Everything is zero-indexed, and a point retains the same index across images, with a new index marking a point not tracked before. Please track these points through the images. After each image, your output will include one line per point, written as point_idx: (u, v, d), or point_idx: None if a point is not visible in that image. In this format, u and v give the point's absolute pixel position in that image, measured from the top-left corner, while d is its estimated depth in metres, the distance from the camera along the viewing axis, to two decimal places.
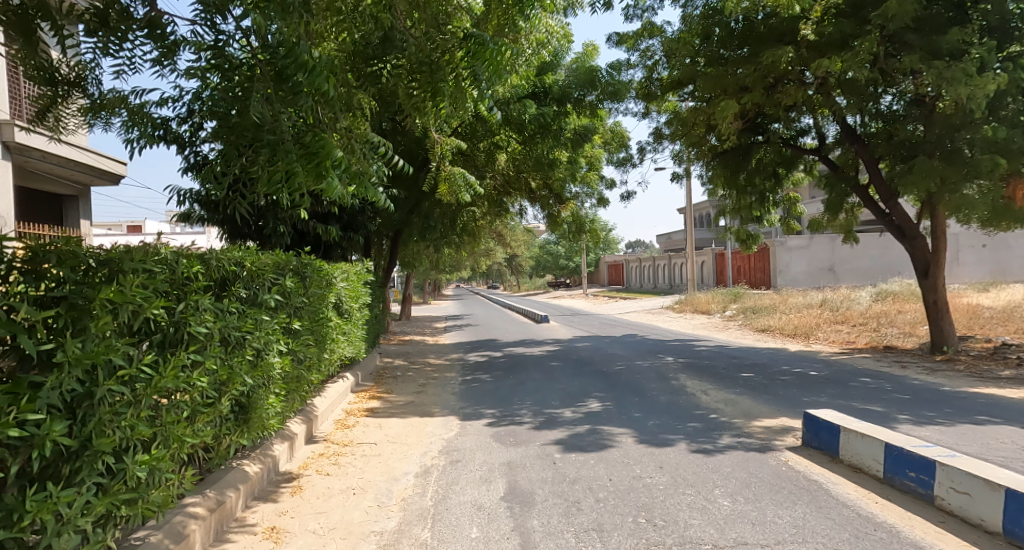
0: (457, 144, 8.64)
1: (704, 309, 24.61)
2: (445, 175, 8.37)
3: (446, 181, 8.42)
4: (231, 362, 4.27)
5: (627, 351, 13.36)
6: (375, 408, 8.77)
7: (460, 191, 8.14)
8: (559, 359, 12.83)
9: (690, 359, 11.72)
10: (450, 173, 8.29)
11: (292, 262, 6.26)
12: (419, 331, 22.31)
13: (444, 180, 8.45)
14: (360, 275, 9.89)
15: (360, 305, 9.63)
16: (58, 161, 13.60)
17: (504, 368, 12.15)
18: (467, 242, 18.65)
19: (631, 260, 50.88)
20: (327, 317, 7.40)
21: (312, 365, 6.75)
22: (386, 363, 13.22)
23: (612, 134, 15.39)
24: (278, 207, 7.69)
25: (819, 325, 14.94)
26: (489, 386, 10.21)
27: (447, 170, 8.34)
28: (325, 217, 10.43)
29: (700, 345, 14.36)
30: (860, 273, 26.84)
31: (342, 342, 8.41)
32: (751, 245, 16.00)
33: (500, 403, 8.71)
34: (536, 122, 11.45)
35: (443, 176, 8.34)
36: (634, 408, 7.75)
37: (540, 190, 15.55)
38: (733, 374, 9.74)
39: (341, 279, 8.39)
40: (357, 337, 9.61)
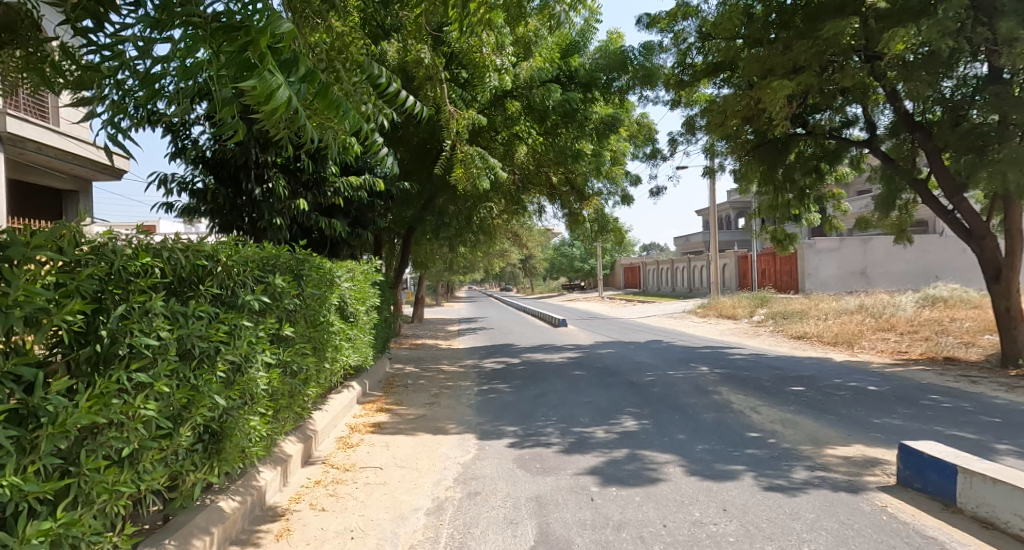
0: (476, 120, 7.74)
1: (730, 314, 23.54)
2: (461, 157, 7.40)
3: (460, 164, 7.48)
4: (195, 381, 3.35)
5: (655, 360, 12.36)
6: (383, 423, 7.84)
7: (479, 178, 7.28)
8: (584, 367, 11.86)
9: (728, 370, 10.70)
10: (465, 155, 7.27)
11: (285, 257, 5.33)
12: (432, 334, 21.39)
13: (458, 163, 7.49)
14: (366, 274, 8.92)
15: (367, 308, 8.77)
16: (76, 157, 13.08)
17: (523, 378, 11.20)
18: (482, 242, 17.74)
19: (648, 263, 49.78)
20: (328, 321, 6.51)
21: (307, 376, 5.81)
22: (397, 370, 12.31)
23: (638, 127, 14.43)
24: (274, 194, 6.79)
25: (862, 334, 13.86)
26: (508, 398, 9.26)
27: (463, 152, 7.34)
28: (330, 210, 9.58)
29: (735, 354, 13.31)
30: (893, 278, 25.72)
31: (345, 347, 7.50)
32: (787, 246, 14.92)
33: (522, 419, 7.76)
34: (560, 109, 10.52)
35: (457, 160, 7.37)
36: (677, 429, 6.77)
37: (561, 186, 14.55)
38: (782, 388, 8.72)
39: (341, 274, 7.41)
40: (364, 342, 8.70)
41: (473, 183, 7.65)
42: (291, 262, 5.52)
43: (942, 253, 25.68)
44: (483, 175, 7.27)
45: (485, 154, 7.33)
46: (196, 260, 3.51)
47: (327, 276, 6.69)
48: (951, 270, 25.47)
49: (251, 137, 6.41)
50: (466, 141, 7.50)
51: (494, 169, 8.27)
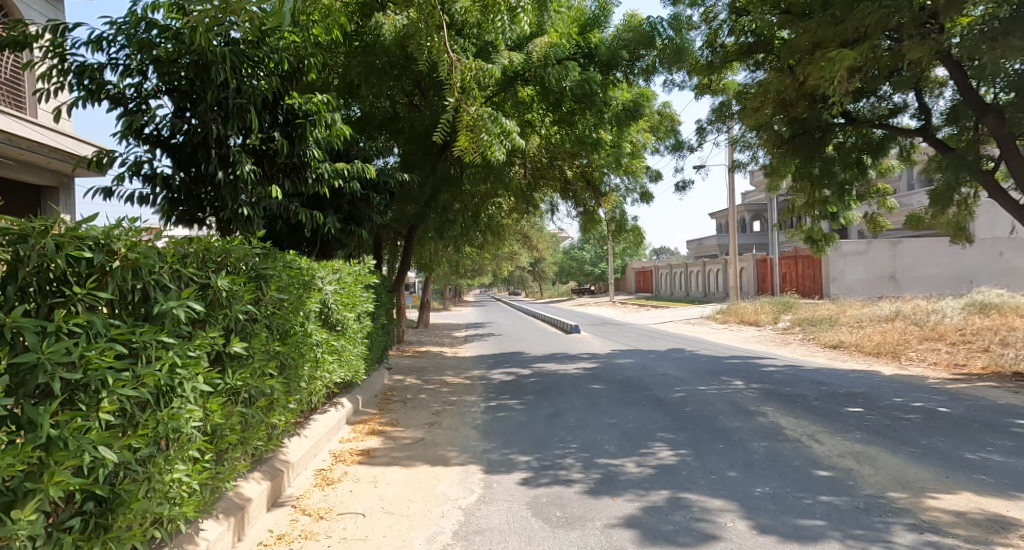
0: (483, 72, 6.74)
1: (753, 320, 22.34)
2: (468, 123, 6.41)
3: (467, 130, 6.52)
4: (49, 434, 2.28)
5: (682, 373, 11.18)
6: (374, 449, 6.69)
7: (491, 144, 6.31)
8: (602, 381, 10.70)
9: (766, 384, 9.50)
10: (475, 119, 6.29)
11: (244, 254, 4.22)
12: (438, 341, 20.19)
13: (464, 130, 6.53)
14: (356, 274, 7.80)
15: (356, 315, 7.64)
16: (58, 155, 11.91)
17: (535, 392, 10.04)
18: (490, 242, 16.68)
19: (660, 266, 48.61)
20: (303, 332, 5.40)
21: (275, 402, 4.65)
22: (398, 383, 11.19)
23: (659, 118, 13.27)
24: (242, 178, 5.56)
25: (908, 343, 12.63)
26: (519, 418, 8.10)
27: (471, 115, 6.36)
28: (319, 203, 8.55)
29: (769, 365, 12.08)
30: (924, 282, 24.52)
31: (330, 357, 6.41)
32: (824, 248, 13.65)
33: (536, 446, 6.59)
34: (578, 91, 9.36)
35: (464, 127, 6.40)
36: (725, 463, 5.59)
37: (576, 181, 13.38)
38: (836, 409, 7.54)
39: (324, 274, 6.32)
40: (355, 355, 7.58)
41: (484, 152, 6.70)
42: (250, 262, 4.40)
43: (977, 257, 24.44)
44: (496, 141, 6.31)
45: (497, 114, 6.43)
46: (71, 252, 2.44)
47: (303, 274, 5.62)
48: (987, 275, 24.29)
49: (208, 105, 5.26)
50: (474, 105, 6.53)
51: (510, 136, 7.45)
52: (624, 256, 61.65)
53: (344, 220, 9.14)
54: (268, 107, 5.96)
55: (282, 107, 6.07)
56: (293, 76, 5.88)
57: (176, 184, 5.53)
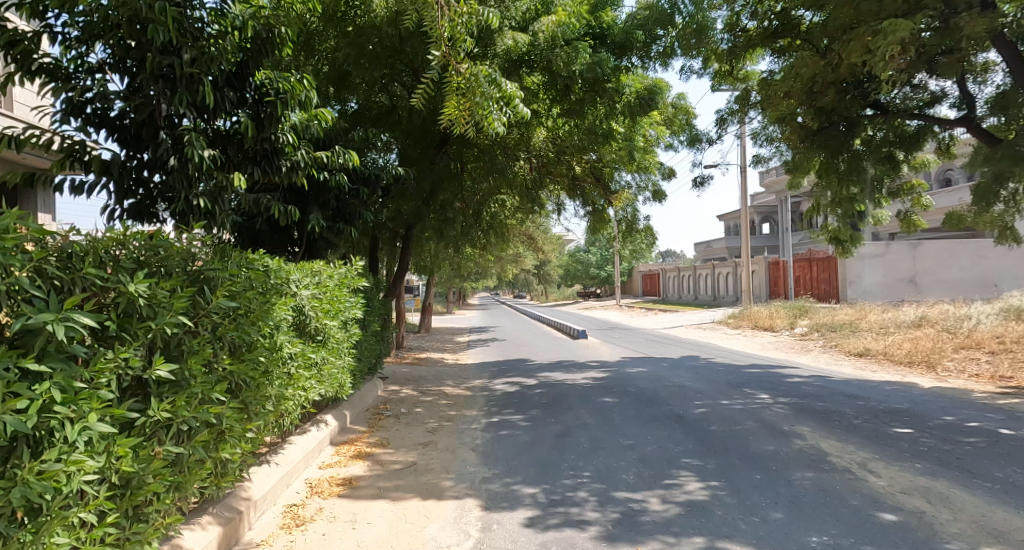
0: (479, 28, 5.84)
1: (769, 325, 21.45)
2: (458, 85, 5.58)
3: (458, 96, 5.68)
4: None
5: (701, 384, 10.32)
6: (358, 477, 5.85)
7: (487, 110, 5.49)
8: (614, 393, 9.84)
9: (796, 399, 8.63)
10: (467, 79, 5.46)
11: (179, 253, 3.41)
12: (439, 347, 19.33)
13: (454, 94, 5.72)
14: (341, 276, 6.97)
15: (341, 322, 6.80)
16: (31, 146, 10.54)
17: (541, 406, 9.18)
18: (493, 244, 15.90)
19: (668, 269, 47.75)
20: (265, 342, 4.58)
21: (226, 432, 3.82)
22: (392, 394, 10.35)
23: (672, 111, 12.42)
24: (195, 162, 4.73)
25: (942, 352, 11.75)
26: (523, 438, 7.25)
27: (461, 75, 5.54)
28: (301, 198, 7.86)
29: (793, 376, 11.19)
30: (944, 286, 23.68)
31: (306, 371, 5.59)
32: (850, 249, 12.77)
33: (543, 475, 5.73)
34: (588, 75, 8.58)
35: (453, 90, 5.57)
36: (767, 500, 4.72)
37: (585, 177, 12.54)
38: (882, 429, 6.67)
39: (298, 276, 5.50)
40: (339, 367, 6.74)
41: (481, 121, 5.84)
42: (190, 264, 3.58)
43: (1000, 260, 23.59)
44: (492, 105, 5.49)
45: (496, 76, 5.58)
46: None
47: (269, 277, 4.81)
48: (1010, 278, 23.42)
49: (152, 76, 4.43)
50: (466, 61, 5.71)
51: (512, 107, 6.63)
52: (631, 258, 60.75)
53: (331, 216, 8.32)
54: (231, 83, 5.13)
55: (247, 84, 5.24)
56: (261, 47, 5.06)
57: (120, 170, 4.71)
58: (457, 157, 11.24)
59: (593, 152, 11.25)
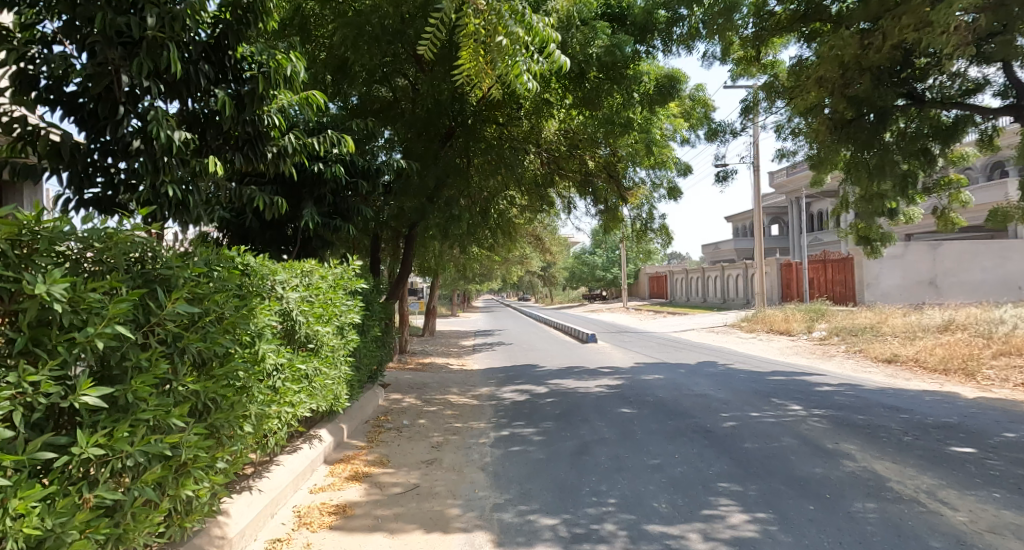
0: None
1: (785, 328, 20.71)
2: (473, 28, 4.91)
3: (471, 43, 5.04)
4: None
5: (724, 393, 9.63)
6: (353, 504, 5.16)
7: (506, 55, 4.83)
8: (632, 403, 9.16)
9: (833, 411, 7.95)
10: (482, 20, 4.78)
11: (127, 244, 2.74)
12: (443, 351, 18.68)
13: (467, 42, 5.06)
14: (335, 275, 6.31)
15: (336, 327, 6.12)
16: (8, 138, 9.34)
17: (554, 418, 8.49)
18: (500, 244, 15.26)
19: (675, 271, 46.99)
20: (242, 349, 3.94)
21: (190, 463, 3.15)
22: (395, 403, 9.66)
23: (690, 103, 11.74)
24: (162, 142, 4.03)
25: (979, 358, 11.06)
26: (537, 456, 6.56)
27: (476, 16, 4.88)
28: (296, 191, 7.28)
29: (822, 384, 10.49)
30: (965, 288, 23.06)
31: (294, 381, 4.92)
32: (879, 249, 12.06)
33: (562, 503, 5.05)
34: (606, 59, 8.00)
35: (468, 32, 4.93)
36: (829, 538, 4.04)
37: (598, 172, 11.81)
38: (938, 448, 5.99)
39: (284, 275, 4.84)
40: (334, 377, 6.07)
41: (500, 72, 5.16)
42: (138, 259, 2.91)
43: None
44: (513, 49, 4.83)
45: (518, 13, 4.90)
46: None
47: (248, 276, 4.14)
48: None
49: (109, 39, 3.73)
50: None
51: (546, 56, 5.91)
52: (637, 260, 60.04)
53: (327, 212, 7.69)
54: (207, 54, 4.45)
55: (227, 57, 4.56)
56: (245, 14, 4.37)
57: (72, 153, 4.00)
58: (463, 151, 10.61)
59: (609, 143, 10.62)
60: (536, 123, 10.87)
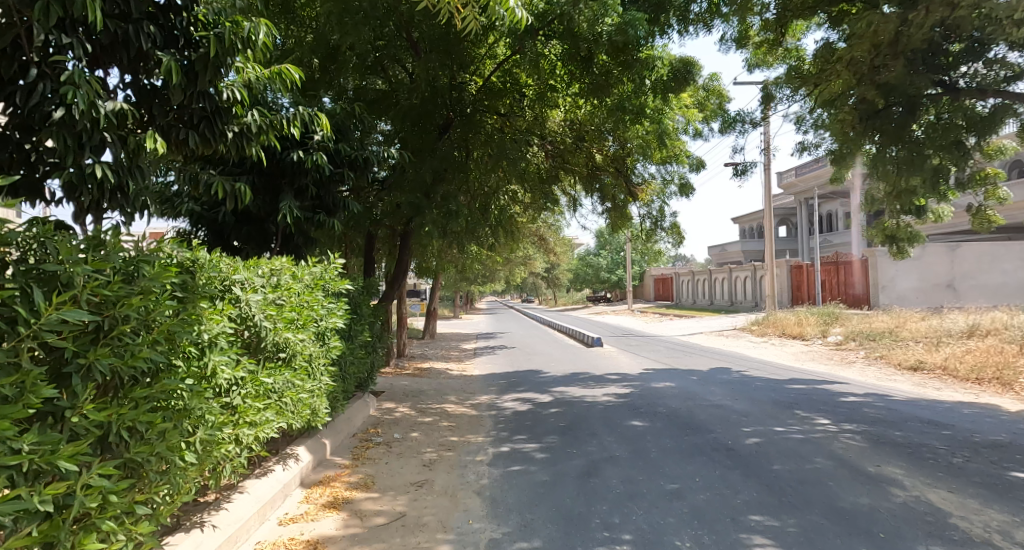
0: None
1: (798, 332, 19.96)
2: None
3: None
4: None
5: (743, 404, 8.92)
6: (327, 539, 4.45)
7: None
8: (643, 415, 8.46)
9: (866, 426, 7.23)
10: None
11: None
12: (443, 355, 17.98)
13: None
14: (313, 274, 5.62)
15: (315, 331, 5.41)
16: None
17: (558, 431, 7.79)
18: (503, 244, 14.57)
19: (682, 273, 46.23)
20: (181, 360, 3.24)
21: (93, 514, 2.47)
22: (387, 414, 8.96)
23: (703, 94, 11.00)
24: (87, 111, 3.34)
25: (1015, 366, 10.32)
26: (541, 478, 5.87)
27: None
28: (274, 179, 6.59)
29: (846, 393, 9.76)
30: (986, 292, 22.55)
31: (258, 398, 4.22)
32: (906, 249, 11.30)
33: (569, 539, 4.36)
34: (617, 38, 7.41)
35: None
36: None
37: (606, 166, 11.01)
38: (996, 473, 5.28)
39: (244, 274, 4.14)
40: (312, 389, 5.37)
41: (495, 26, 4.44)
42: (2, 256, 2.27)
43: None
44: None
45: None
46: None
47: (194, 275, 3.45)
48: None
49: None
50: None
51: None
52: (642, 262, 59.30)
53: (309, 206, 7.02)
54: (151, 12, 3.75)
55: (176, 18, 3.87)
56: None
57: None
58: (461, 143, 9.94)
59: (620, 132, 9.95)
60: (541, 113, 10.23)
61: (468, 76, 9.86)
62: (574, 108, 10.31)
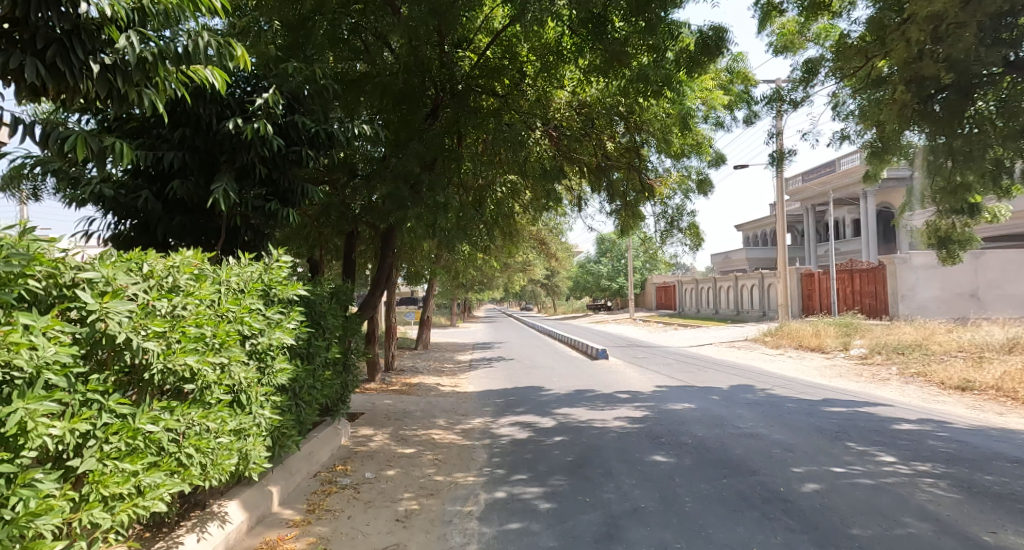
0: None
1: (817, 345, 18.61)
2: None
3: None
4: None
5: (781, 434, 7.56)
6: None
7: None
8: (666, 448, 7.08)
9: (945, 466, 5.88)
10: None
11: None
12: (434, 368, 16.55)
13: None
14: (241, 274, 4.23)
15: (241, 349, 3.98)
16: None
17: (565, 470, 6.40)
18: (501, 246, 13.23)
19: (685, 281, 44.85)
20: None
21: None
22: (361, 444, 7.56)
23: (726, 77, 9.68)
24: None
25: None
26: (546, 542, 4.50)
27: None
28: (212, 155, 5.25)
29: (898, 420, 8.41)
30: (1014, 301, 20.95)
31: (139, 458, 2.90)
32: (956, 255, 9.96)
33: None
34: None
35: None
36: None
37: (618, 158, 9.54)
38: None
39: (105, 272, 2.81)
40: (241, 428, 4.06)
41: None
42: None
43: None
44: None
45: None
46: None
47: None
48: None
49: None
50: None
51: None
52: (643, 269, 57.96)
53: (261, 192, 5.66)
54: None
55: None
56: None
57: None
58: (452, 127, 8.58)
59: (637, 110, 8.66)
60: (544, 91, 8.92)
61: (459, 50, 8.53)
62: (583, 85, 8.99)
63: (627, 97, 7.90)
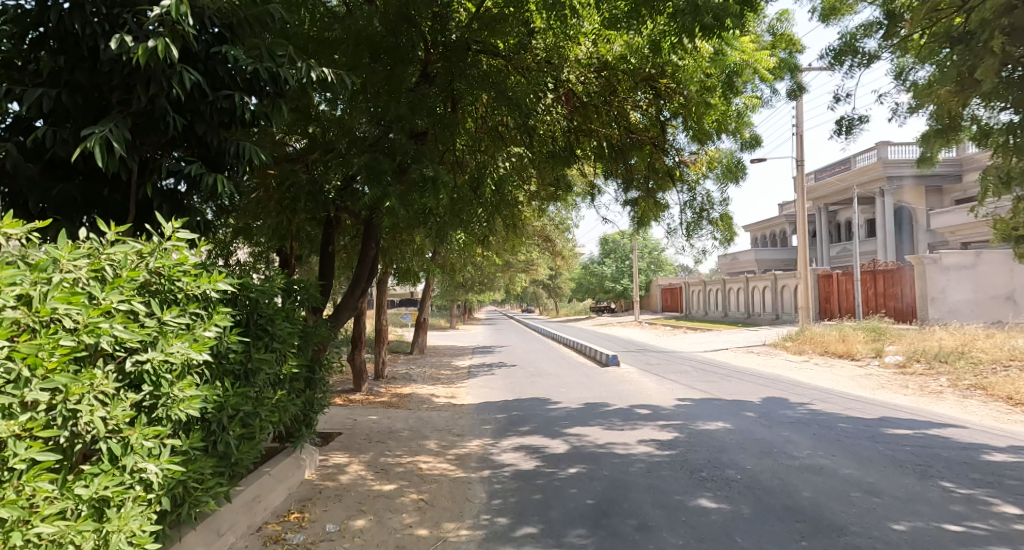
0: None
1: (846, 351, 17.09)
2: None
3: None
4: None
5: (852, 467, 6.09)
6: None
7: None
8: (712, 486, 5.61)
9: None
10: None
11: None
12: (429, 376, 15.03)
13: None
14: (97, 255, 2.88)
15: (77, 374, 2.61)
16: None
17: (588, 520, 4.92)
18: (504, 239, 11.74)
19: (692, 283, 43.21)
20: None
21: None
22: (328, 478, 6.08)
23: (767, 41, 8.23)
24: None
25: None
26: None
27: None
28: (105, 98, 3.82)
29: (985, 447, 6.94)
30: None
31: None
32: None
33: None
34: None
35: None
36: None
37: (644, 132, 8.08)
38: None
39: None
40: (103, 498, 2.71)
41: None
42: None
43: None
44: None
45: None
46: None
47: None
48: None
49: None
50: None
51: None
52: (648, 270, 56.39)
53: (183, 150, 4.22)
54: None
55: None
56: None
57: None
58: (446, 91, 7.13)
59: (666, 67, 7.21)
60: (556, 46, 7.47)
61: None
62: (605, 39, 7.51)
63: (659, 51, 6.44)
